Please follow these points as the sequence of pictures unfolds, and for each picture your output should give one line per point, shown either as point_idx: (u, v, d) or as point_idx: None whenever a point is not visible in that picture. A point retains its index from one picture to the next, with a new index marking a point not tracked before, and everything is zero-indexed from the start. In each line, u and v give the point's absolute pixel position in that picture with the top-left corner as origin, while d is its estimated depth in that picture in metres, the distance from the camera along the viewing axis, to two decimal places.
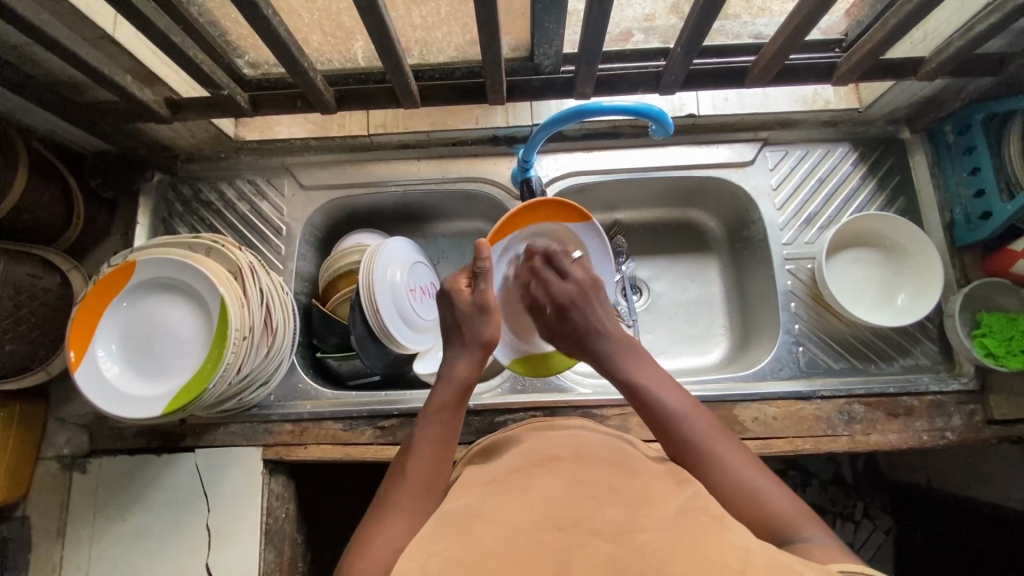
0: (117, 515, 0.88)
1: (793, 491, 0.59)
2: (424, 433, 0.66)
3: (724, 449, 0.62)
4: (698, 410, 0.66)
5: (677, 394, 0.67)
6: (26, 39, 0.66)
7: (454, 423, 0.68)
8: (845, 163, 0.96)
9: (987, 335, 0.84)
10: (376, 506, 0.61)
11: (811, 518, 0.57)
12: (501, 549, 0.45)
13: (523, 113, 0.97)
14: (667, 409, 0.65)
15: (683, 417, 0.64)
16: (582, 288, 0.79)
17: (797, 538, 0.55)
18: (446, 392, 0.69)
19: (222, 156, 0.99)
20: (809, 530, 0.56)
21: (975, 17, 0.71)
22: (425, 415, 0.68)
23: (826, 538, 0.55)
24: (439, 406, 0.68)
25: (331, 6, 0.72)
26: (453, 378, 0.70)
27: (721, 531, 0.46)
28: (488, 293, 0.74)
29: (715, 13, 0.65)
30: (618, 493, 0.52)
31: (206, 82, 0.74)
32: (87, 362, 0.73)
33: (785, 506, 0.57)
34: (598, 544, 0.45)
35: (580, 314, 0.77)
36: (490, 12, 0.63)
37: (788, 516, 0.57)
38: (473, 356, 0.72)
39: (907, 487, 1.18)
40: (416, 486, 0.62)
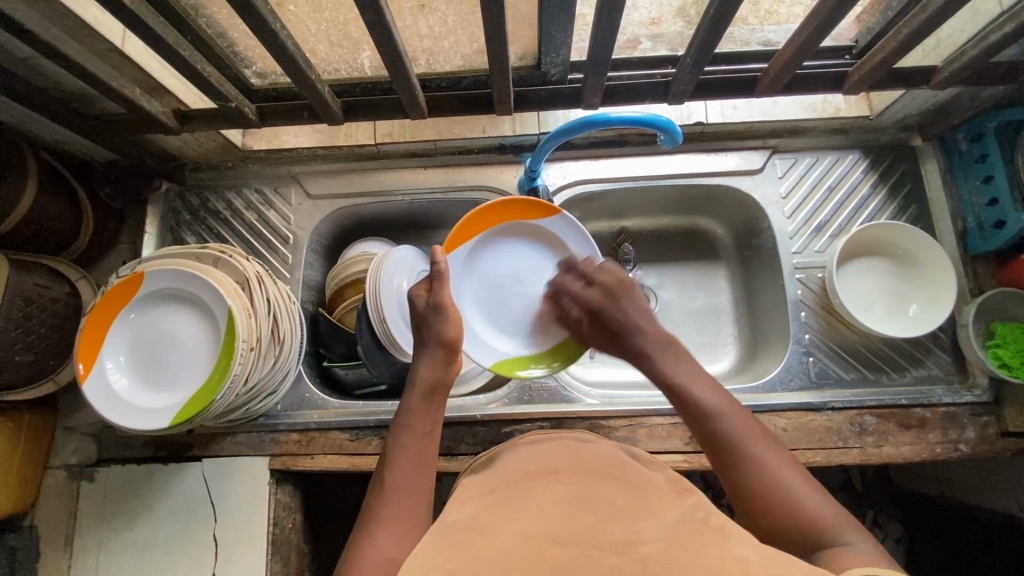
0: (123, 524, 0.88)
1: (830, 494, 0.58)
2: (399, 438, 0.66)
3: (764, 451, 0.61)
4: (739, 412, 0.64)
5: (716, 394, 0.65)
6: (33, 53, 0.66)
7: (429, 425, 0.68)
8: (855, 171, 0.95)
9: (1000, 345, 0.83)
10: (364, 517, 0.60)
11: (851, 523, 0.55)
12: (501, 559, 0.44)
13: (531, 122, 0.97)
14: (710, 411, 0.64)
15: (727, 420, 0.63)
16: (617, 284, 0.77)
17: (839, 543, 0.53)
18: (412, 396, 0.69)
19: (230, 165, 1.00)
20: (848, 535, 0.54)
21: (990, 25, 0.70)
22: (398, 421, 0.68)
23: (866, 544, 0.53)
24: (409, 410, 0.68)
25: (338, 17, 0.72)
26: (419, 380, 0.70)
27: (721, 543, 0.45)
28: (446, 294, 0.74)
29: (725, 25, 0.65)
30: (619, 506, 0.52)
31: (214, 93, 0.74)
32: (95, 374, 0.73)
33: (827, 511, 0.56)
34: (601, 556, 0.45)
35: (620, 312, 0.75)
36: (498, 24, 0.62)
37: (828, 521, 0.55)
38: (436, 357, 0.72)
39: (919, 496, 1.17)
40: (402, 494, 0.62)
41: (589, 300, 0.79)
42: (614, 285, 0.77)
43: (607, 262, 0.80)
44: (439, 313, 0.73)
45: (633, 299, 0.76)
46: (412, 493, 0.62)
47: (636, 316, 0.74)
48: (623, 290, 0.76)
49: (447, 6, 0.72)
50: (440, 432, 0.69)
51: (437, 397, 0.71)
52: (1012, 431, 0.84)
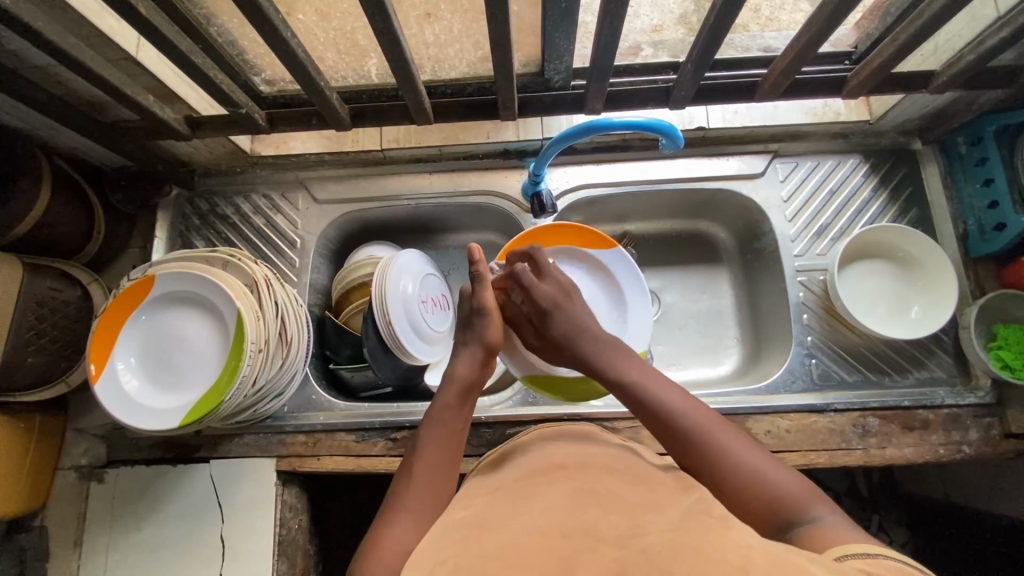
0: (133, 524, 0.89)
1: (795, 469, 0.60)
2: (428, 433, 0.67)
3: (725, 436, 0.62)
4: (696, 404, 0.65)
5: (672, 391, 0.66)
6: (51, 60, 0.68)
7: (460, 424, 0.69)
8: (856, 174, 0.96)
9: (1003, 346, 0.83)
10: (386, 507, 0.61)
11: (817, 495, 0.57)
12: (507, 554, 0.45)
13: (534, 127, 0.98)
14: (667, 406, 0.64)
15: (681, 414, 0.63)
16: (562, 292, 0.81)
17: (808, 518, 0.55)
18: (448, 392, 0.70)
19: (238, 171, 1.01)
20: (818, 508, 0.56)
21: (986, 31, 0.71)
22: (429, 417, 0.69)
23: (835, 517, 0.55)
24: (443, 406, 0.69)
25: (346, 25, 0.74)
26: (456, 377, 0.71)
27: (725, 531, 0.45)
28: (486, 296, 0.77)
29: (724, 32, 0.66)
30: (622, 500, 0.52)
31: (225, 99, 0.76)
32: (106, 374, 0.74)
33: (795, 487, 0.58)
34: (606, 550, 0.45)
35: (557, 319, 0.77)
36: (503, 32, 0.64)
37: (797, 497, 0.57)
38: (474, 358, 0.74)
39: (923, 500, 1.17)
40: (425, 486, 0.62)
41: (538, 297, 0.79)
42: (556, 293, 0.80)
43: (549, 264, 0.84)
44: (484, 316, 0.76)
45: (567, 306, 0.78)
46: (433, 488, 0.63)
47: (568, 323, 0.76)
48: (562, 296, 0.80)
49: (453, 15, 0.74)
50: (468, 431, 0.70)
51: (469, 398, 0.72)
52: (1015, 432, 0.84)
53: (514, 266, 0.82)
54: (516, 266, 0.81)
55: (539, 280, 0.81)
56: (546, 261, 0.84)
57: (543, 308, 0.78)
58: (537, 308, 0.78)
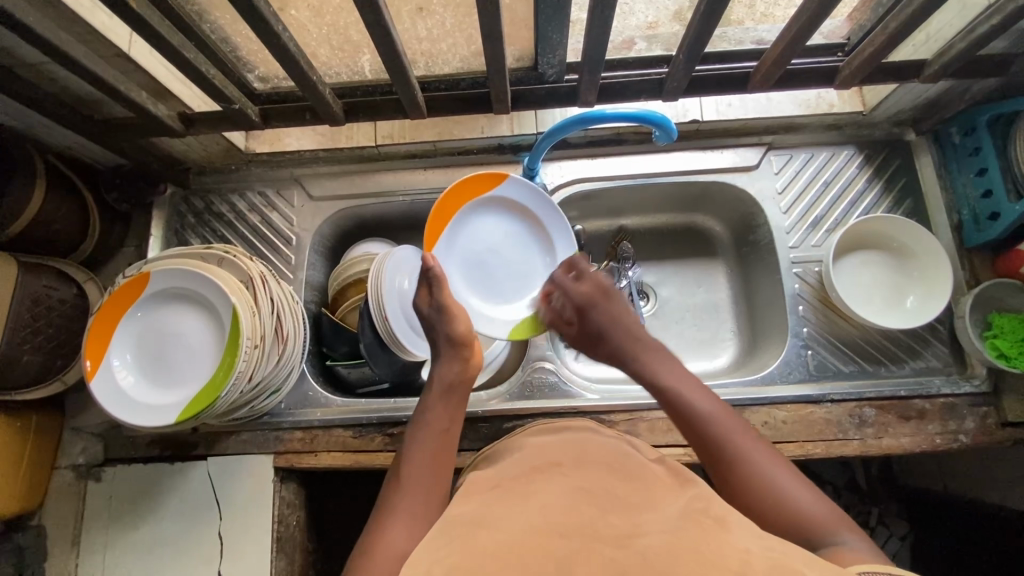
0: (130, 523, 0.89)
1: (827, 495, 0.60)
2: (418, 435, 0.67)
3: (755, 451, 0.62)
4: (729, 414, 0.66)
5: (705, 397, 0.67)
6: (43, 57, 0.68)
7: (448, 423, 0.69)
8: (850, 166, 0.96)
9: (998, 336, 0.83)
10: (379, 512, 0.61)
11: (846, 521, 0.57)
12: (503, 552, 0.45)
13: (528, 121, 0.98)
14: (701, 413, 0.65)
15: (715, 420, 0.64)
16: (601, 289, 0.81)
17: (831, 542, 0.55)
18: (431, 393, 0.71)
19: (233, 168, 1.01)
20: (843, 533, 0.56)
21: (976, 19, 0.71)
22: (417, 420, 0.69)
23: (860, 542, 0.55)
24: (429, 408, 0.70)
25: (339, 20, 0.74)
26: (436, 381, 0.72)
27: (723, 535, 0.46)
28: (447, 298, 0.78)
29: (716, 19, 0.66)
30: (622, 501, 0.52)
31: (218, 95, 0.76)
32: (102, 371, 0.75)
33: (821, 509, 0.58)
34: (600, 547, 0.45)
35: (599, 314, 0.79)
36: (494, 25, 0.64)
37: (826, 520, 0.57)
38: (454, 357, 0.74)
39: (922, 493, 1.16)
40: (417, 489, 0.62)
41: (575, 296, 0.82)
42: (591, 292, 0.81)
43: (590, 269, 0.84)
44: (445, 313, 0.77)
45: (608, 301, 0.80)
46: (424, 486, 0.63)
47: (610, 318, 0.78)
48: (602, 292, 0.81)
49: (445, 9, 0.74)
50: (459, 429, 0.70)
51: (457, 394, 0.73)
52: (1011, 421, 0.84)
53: (555, 271, 0.86)
54: (556, 275, 0.85)
55: (580, 278, 0.83)
56: (587, 267, 0.84)
57: (580, 306, 0.81)
58: (576, 304, 0.81)
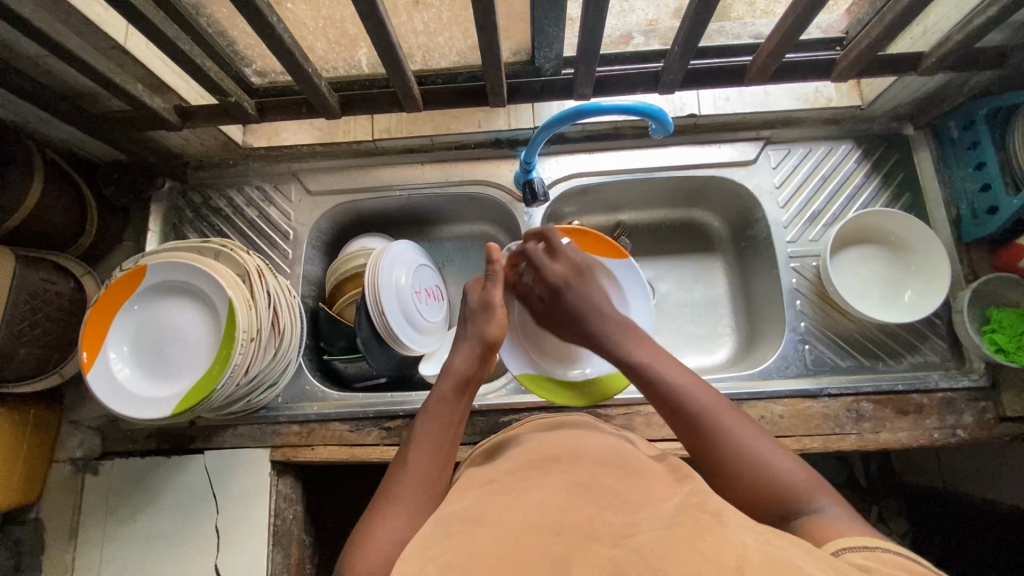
0: (127, 516, 0.89)
1: (805, 463, 0.58)
2: (425, 427, 0.67)
3: (733, 422, 0.61)
4: (706, 387, 0.64)
5: (676, 369, 0.66)
6: (40, 49, 0.68)
7: (457, 418, 0.68)
8: (849, 161, 0.96)
9: (996, 330, 0.83)
10: (379, 503, 0.60)
11: (824, 488, 0.56)
12: (495, 551, 0.44)
13: (525, 115, 0.98)
14: (673, 386, 0.63)
15: (687, 392, 0.63)
16: (573, 272, 0.81)
17: (810, 509, 0.54)
18: (444, 385, 0.70)
19: (231, 163, 1.01)
20: (821, 500, 0.55)
21: (974, 11, 0.71)
22: (425, 411, 0.68)
23: (839, 508, 0.53)
24: (439, 400, 0.69)
25: (335, 14, 0.74)
26: (453, 372, 0.71)
27: (719, 528, 0.45)
28: (495, 294, 0.78)
29: (711, 12, 0.65)
30: (618, 495, 0.51)
31: (214, 89, 0.76)
32: (99, 363, 0.75)
33: (796, 477, 0.56)
34: (598, 548, 0.44)
35: (570, 295, 0.79)
36: (489, 17, 0.64)
37: (800, 488, 0.56)
38: (473, 354, 0.73)
39: (921, 490, 1.16)
40: (419, 480, 0.61)
41: (548, 277, 0.81)
42: (568, 273, 0.81)
43: (563, 245, 0.84)
44: (489, 310, 0.77)
45: (579, 286, 0.79)
46: (427, 481, 0.62)
47: (580, 302, 0.77)
48: (573, 274, 0.81)
49: (441, 2, 0.74)
50: (466, 426, 0.69)
51: (468, 391, 0.72)
52: (1010, 416, 0.84)
53: (526, 244, 0.85)
54: (529, 245, 0.84)
55: (553, 256, 0.83)
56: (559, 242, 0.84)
57: (554, 287, 0.80)
58: (548, 286, 0.81)
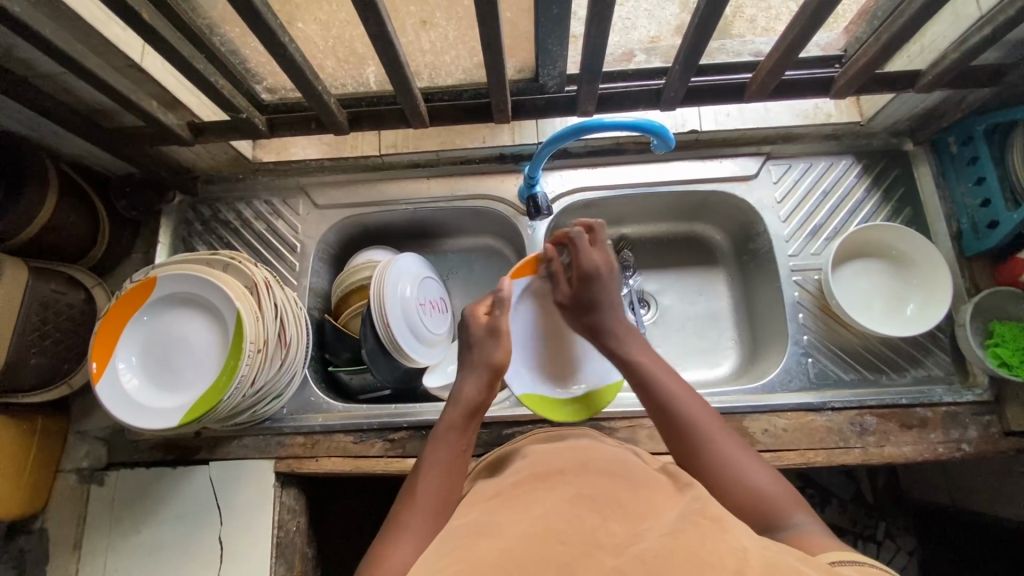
0: (131, 527, 0.89)
1: (784, 478, 0.61)
2: (433, 454, 0.67)
3: (723, 437, 0.64)
4: (694, 395, 0.68)
5: (671, 377, 0.69)
6: (58, 68, 0.70)
7: (463, 444, 0.69)
8: (849, 175, 0.97)
9: (999, 344, 0.83)
10: (388, 529, 0.60)
11: (800, 504, 0.59)
12: (505, 559, 0.44)
13: (528, 131, 0.99)
14: (669, 394, 0.67)
15: (681, 401, 0.66)
16: (608, 265, 0.80)
17: (786, 524, 0.56)
18: (454, 413, 0.71)
19: (240, 177, 1.03)
20: (796, 514, 0.57)
21: (970, 29, 0.72)
22: (436, 437, 0.69)
23: (812, 522, 0.56)
24: (448, 427, 0.70)
25: (344, 33, 0.76)
26: (462, 399, 0.72)
27: (722, 533, 0.45)
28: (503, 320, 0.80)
29: (709, 33, 0.68)
30: (623, 506, 0.52)
31: (227, 105, 0.78)
32: (108, 374, 0.76)
33: (775, 491, 0.59)
34: (601, 557, 0.44)
35: (595, 285, 0.79)
36: (494, 36, 0.65)
37: (779, 501, 0.58)
38: (481, 379, 0.75)
39: (930, 506, 1.14)
40: (429, 506, 0.62)
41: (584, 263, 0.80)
42: (602, 263, 0.80)
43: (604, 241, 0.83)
44: (495, 335, 0.78)
45: (610, 278, 0.80)
46: (435, 504, 0.62)
47: (604, 294, 0.78)
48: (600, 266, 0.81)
49: (448, 22, 0.76)
50: (473, 453, 0.69)
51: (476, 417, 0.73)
52: (1015, 430, 0.84)
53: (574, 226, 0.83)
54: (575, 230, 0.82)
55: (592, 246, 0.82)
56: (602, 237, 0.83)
57: (585, 272, 0.79)
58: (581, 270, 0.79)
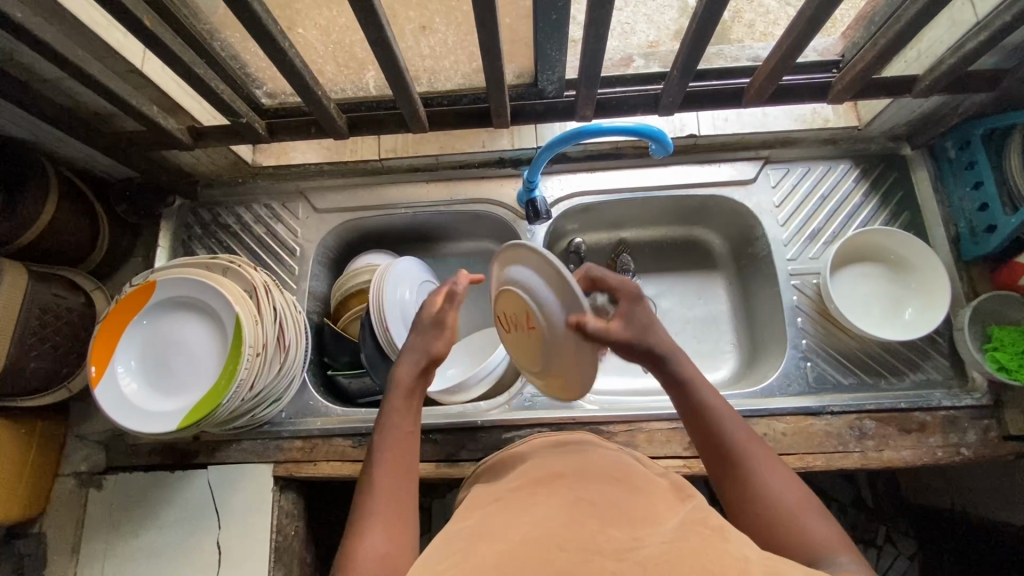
0: (129, 532, 0.89)
1: (832, 517, 0.56)
2: (382, 440, 0.65)
3: (768, 464, 0.59)
4: (742, 425, 0.62)
5: (719, 403, 0.64)
6: (60, 73, 0.71)
7: (410, 426, 0.66)
8: (847, 179, 0.97)
9: (998, 348, 0.83)
10: (353, 525, 0.58)
11: (848, 547, 0.53)
12: (502, 562, 0.44)
13: (528, 135, 1.00)
14: (716, 421, 0.62)
15: (728, 429, 0.62)
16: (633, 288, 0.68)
17: (834, 561, 0.51)
18: (395, 398, 0.68)
19: (240, 181, 1.04)
20: (843, 557, 0.52)
21: (966, 35, 0.72)
22: (380, 426, 0.66)
23: (860, 565, 0.50)
24: (390, 413, 0.66)
25: (344, 38, 0.77)
26: (398, 382, 0.68)
27: (721, 542, 0.45)
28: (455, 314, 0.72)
29: (707, 39, 0.68)
30: (622, 511, 0.51)
31: (227, 110, 0.79)
32: (106, 378, 0.76)
33: (821, 531, 0.54)
34: (600, 561, 0.44)
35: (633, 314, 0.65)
36: (493, 42, 0.66)
37: (823, 543, 0.53)
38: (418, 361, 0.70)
39: (929, 510, 1.14)
40: (391, 498, 0.60)
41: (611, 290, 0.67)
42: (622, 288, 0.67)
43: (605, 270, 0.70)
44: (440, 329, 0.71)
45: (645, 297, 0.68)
46: (396, 495, 0.60)
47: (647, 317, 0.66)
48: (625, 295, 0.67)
49: (447, 28, 0.77)
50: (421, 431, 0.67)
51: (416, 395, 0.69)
52: (1014, 434, 0.83)
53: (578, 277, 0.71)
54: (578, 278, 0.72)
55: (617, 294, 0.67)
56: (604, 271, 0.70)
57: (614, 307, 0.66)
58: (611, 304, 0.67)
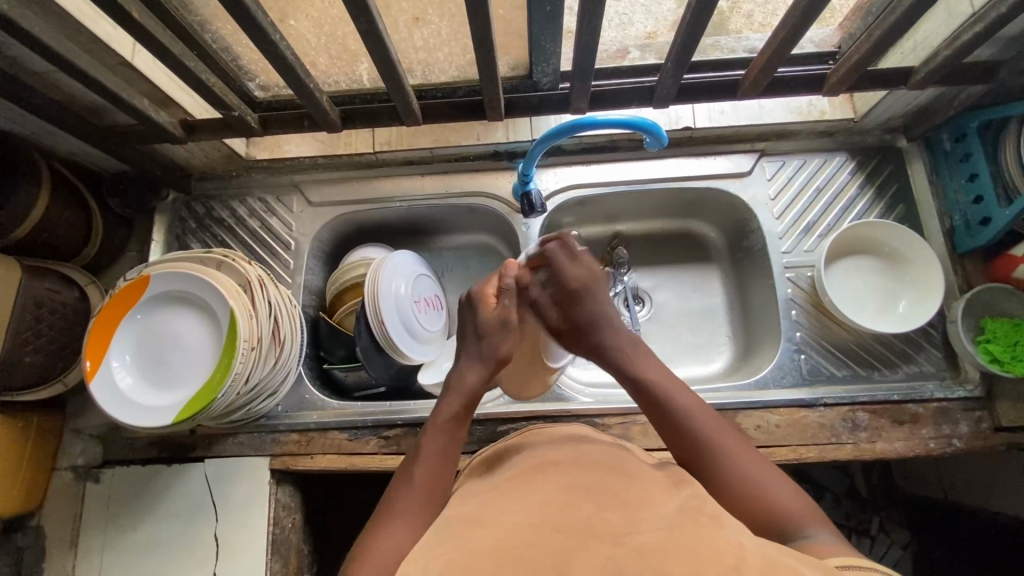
0: (127, 524, 0.90)
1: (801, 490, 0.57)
2: (431, 442, 0.64)
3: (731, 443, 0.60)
4: (705, 410, 0.62)
5: (681, 389, 0.64)
6: (50, 66, 0.70)
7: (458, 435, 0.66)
8: (843, 172, 0.97)
9: (991, 341, 0.83)
10: (381, 515, 0.59)
11: (818, 518, 0.55)
12: (500, 548, 0.44)
13: (523, 128, 0.99)
14: (679, 408, 0.62)
15: (689, 414, 0.61)
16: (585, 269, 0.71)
17: (801, 535, 0.53)
18: (454, 401, 0.67)
19: (234, 175, 1.03)
20: (815, 529, 0.54)
21: (962, 26, 0.72)
22: (433, 427, 0.66)
23: (830, 536, 0.53)
24: (446, 418, 0.66)
25: (336, 30, 0.76)
26: (461, 387, 0.67)
27: (716, 529, 0.46)
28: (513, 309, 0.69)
29: (700, 31, 0.68)
30: (617, 495, 0.52)
31: (219, 103, 0.78)
32: (102, 372, 0.76)
33: (793, 504, 0.55)
34: (596, 546, 0.44)
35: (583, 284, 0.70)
36: (486, 34, 0.65)
37: (794, 515, 0.55)
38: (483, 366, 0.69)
39: (921, 500, 1.15)
40: (424, 499, 0.60)
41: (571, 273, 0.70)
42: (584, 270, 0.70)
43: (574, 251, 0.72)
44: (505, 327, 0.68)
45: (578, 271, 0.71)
46: (430, 498, 0.61)
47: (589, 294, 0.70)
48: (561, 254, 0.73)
49: (440, 19, 0.76)
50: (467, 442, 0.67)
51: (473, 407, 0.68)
52: (1005, 425, 0.84)
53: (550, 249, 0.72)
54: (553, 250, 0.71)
55: (573, 260, 0.71)
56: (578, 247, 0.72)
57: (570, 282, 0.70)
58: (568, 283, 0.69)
